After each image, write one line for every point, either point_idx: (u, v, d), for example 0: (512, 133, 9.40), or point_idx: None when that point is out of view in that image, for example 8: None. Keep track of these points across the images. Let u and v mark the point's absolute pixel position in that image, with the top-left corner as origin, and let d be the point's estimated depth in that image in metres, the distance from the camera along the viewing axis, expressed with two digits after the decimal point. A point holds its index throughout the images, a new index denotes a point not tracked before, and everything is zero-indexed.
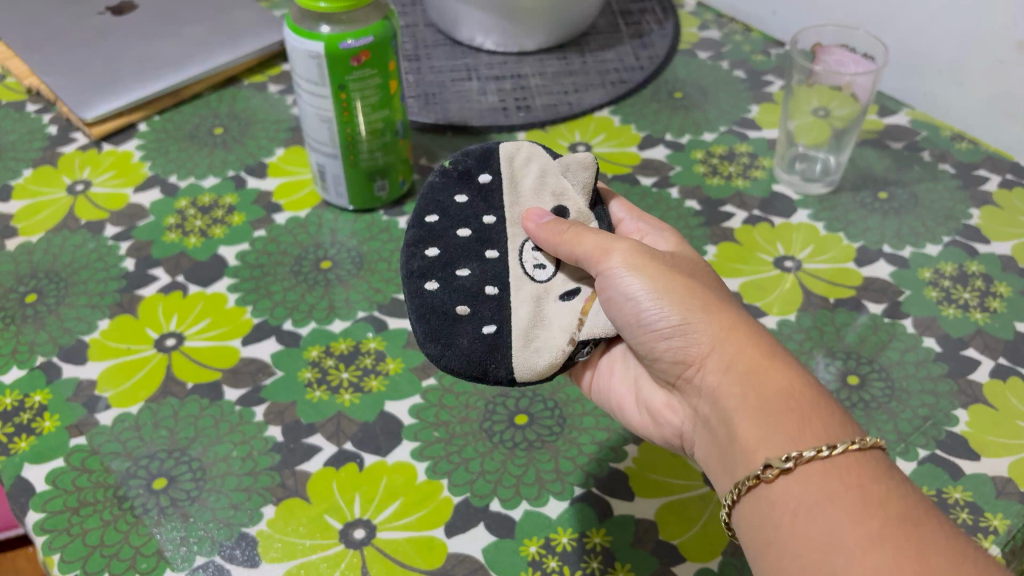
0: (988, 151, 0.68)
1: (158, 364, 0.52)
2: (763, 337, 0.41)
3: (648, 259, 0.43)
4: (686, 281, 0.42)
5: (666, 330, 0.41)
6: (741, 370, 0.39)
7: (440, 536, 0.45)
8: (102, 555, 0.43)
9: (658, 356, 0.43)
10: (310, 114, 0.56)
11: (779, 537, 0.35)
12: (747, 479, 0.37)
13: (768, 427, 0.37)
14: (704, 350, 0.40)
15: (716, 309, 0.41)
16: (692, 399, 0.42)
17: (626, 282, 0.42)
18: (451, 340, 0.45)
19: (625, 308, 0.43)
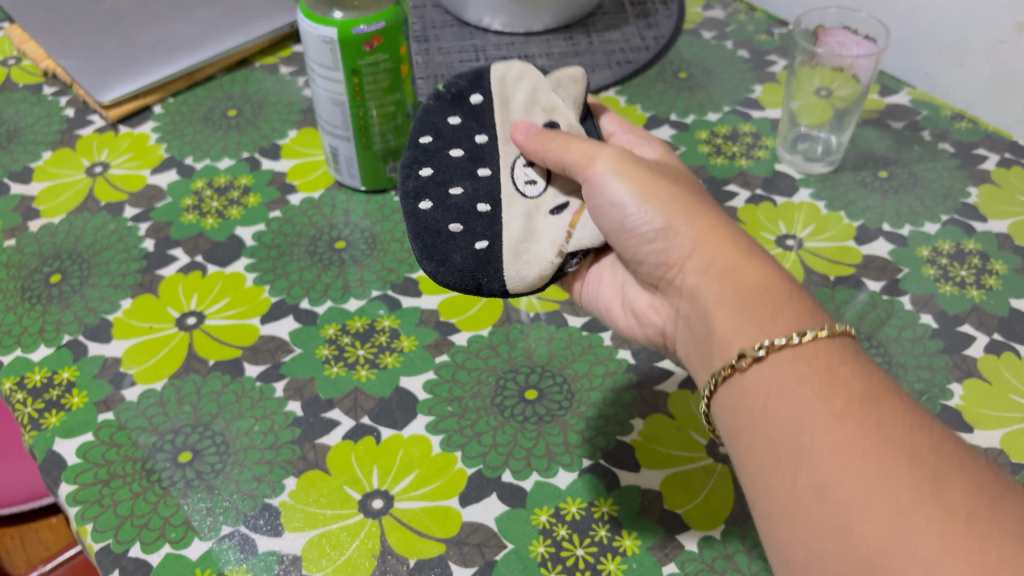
0: (987, 130, 0.69)
1: (180, 342, 0.54)
2: (741, 238, 0.43)
3: (632, 166, 0.46)
4: (669, 186, 0.45)
5: (650, 232, 0.44)
6: (719, 268, 0.41)
7: (455, 506, 0.47)
8: (133, 525, 0.45)
9: (642, 258, 0.45)
10: (323, 99, 0.58)
11: (751, 419, 0.36)
12: (723, 369, 0.38)
13: (743, 319, 0.38)
14: (685, 252, 0.43)
15: (697, 213, 0.44)
16: (673, 298, 0.45)
17: (612, 187, 0.45)
18: (446, 258, 0.47)
19: (612, 213, 0.45)
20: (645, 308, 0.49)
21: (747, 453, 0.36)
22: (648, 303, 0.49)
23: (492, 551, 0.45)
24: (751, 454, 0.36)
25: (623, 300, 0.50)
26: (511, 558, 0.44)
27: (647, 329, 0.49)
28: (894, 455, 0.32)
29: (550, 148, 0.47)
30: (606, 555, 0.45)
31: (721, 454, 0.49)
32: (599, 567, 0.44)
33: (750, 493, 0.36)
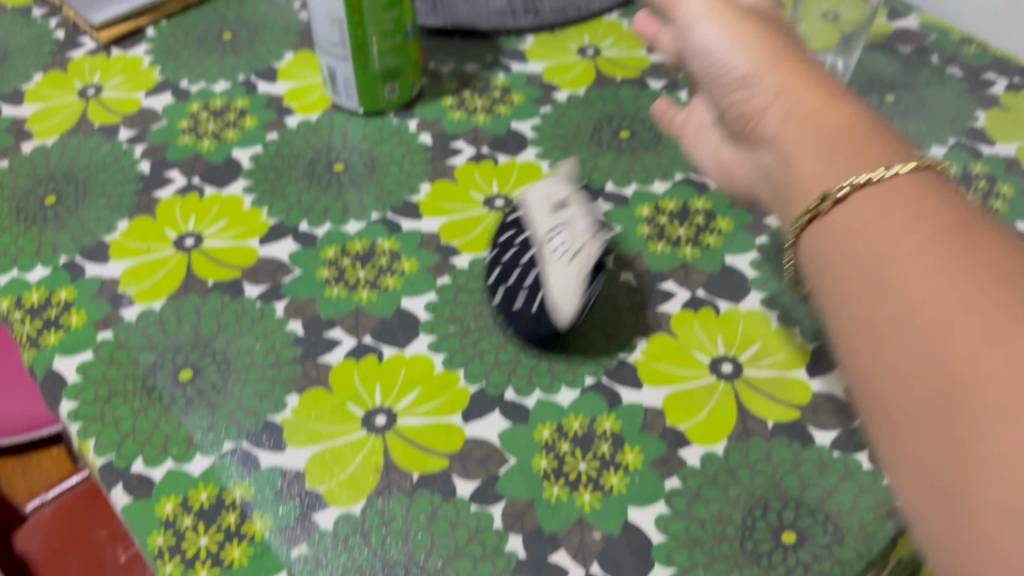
0: (996, 54, 0.68)
1: (179, 263, 0.54)
2: (828, 81, 0.38)
3: (727, 6, 0.42)
4: (765, 32, 0.40)
5: (734, 78, 0.40)
6: (800, 112, 0.37)
7: (458, 423, 0.47)
8: (135, 440, 0.45)
9: (727, 107, 0.42)
10: (321, 16, 0.56)
11: (833, 263, 0.33)
12: (803, 215, 0.35)
13: (823, 160, 0.35)
14: (765, 101, 0.39)
15: (783, 55, 0.39)
16: (755, 150, 0.41)
17: (700, 30, 0.42)
18: (516, 315, 0.50)
19: (701, 57, 0.42)
20: (732, 161, 0.46)
21: (825, 297, 0.34)
22: (733, 155, 0.46)
23: (494, 466, 0.45)
24: (830, 298, 0.33)
25: (716, 152, 0.48)
26: (514, 473, 0.44)
27: (733, 183, 0.47)
28: (983, 285, 0.29)
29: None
30: (608, 469, 0.45)
31: (723, 373, 0.49)
32: (601, 481, 0.44)
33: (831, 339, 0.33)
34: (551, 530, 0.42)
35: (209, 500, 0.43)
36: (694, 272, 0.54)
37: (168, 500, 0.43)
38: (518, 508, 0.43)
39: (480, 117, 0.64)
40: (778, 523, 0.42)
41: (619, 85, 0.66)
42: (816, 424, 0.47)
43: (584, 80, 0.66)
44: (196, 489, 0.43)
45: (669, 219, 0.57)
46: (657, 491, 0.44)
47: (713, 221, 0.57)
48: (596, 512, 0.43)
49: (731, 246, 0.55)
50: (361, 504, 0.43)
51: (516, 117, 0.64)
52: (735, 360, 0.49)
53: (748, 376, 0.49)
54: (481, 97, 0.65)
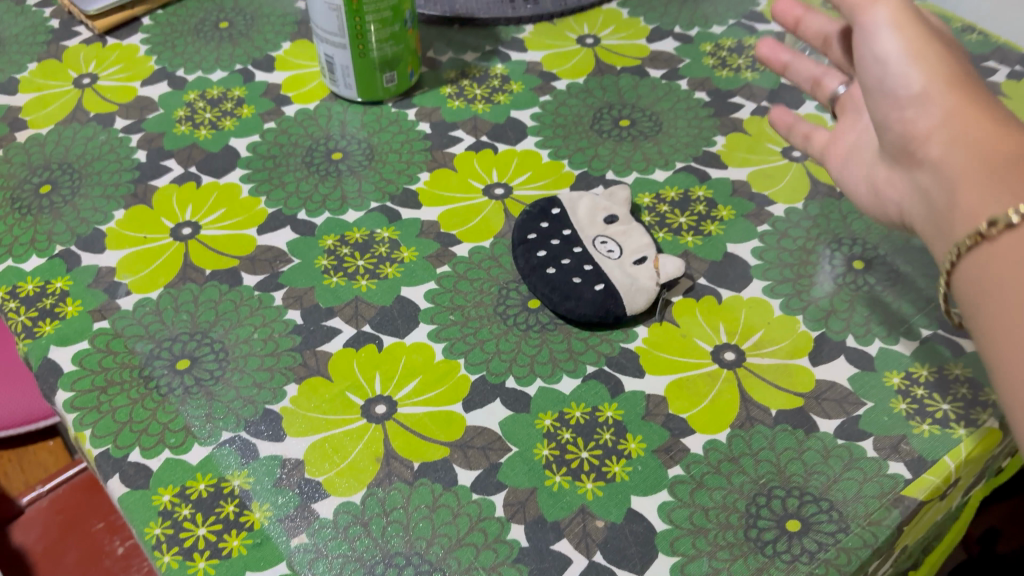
0: (998, 43, 0.67)
1: (176, 252, 0.53)
2: (998, 111, 0.39)
3: (911, 16, 0.41)
4: (945, 53, 0.40)
5: (909, 92, 0.40)
6: (970, 138, 0.38)
7: (459, 411, 0.46)
8: (132, 430, 0.45)
9: (888, 125, 0.42)
10: (319, 4, 0.56)
11: (995, 284, 0.35)
12: (968, 239, 0.36)
13: (994, 188, 0.36)
14: (936, 121, 0.39)
15: (957, 77, 0.39)
16: (913, 172, 0.41)
17: (882, 38, 0.40)
18: (570, 294, 0.49)
19: (875, 62, 0.41)
20: (885, 183, 0.45)
21: (992, 322, 0.35)
22: (888, 176, 0.45)
23: (496, 454, 0.44)
24: (997, 323, 0.34)
25: (868, 173, 0.47)
26: (515, 461, 0.44)
27: (885, 207, 0.46)
28: None
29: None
30: (611, 458, 0.44)
31: (726, 360, 0.48)
32: (604, 469, 0.44)
33: (994, 364, 0.34)
34: (553, 518, 0.42)
35: (208, 490, 0.43)
36: (695, 260, 0.54)
37: (166, 490, 0.43)
38: (521, 497, 0.43)
39: (479, 106, 0.63)
40: (783, 511, 0.42)
41: (618, 74, 0.65)
42: (820, 412, 0.46)
43: (584, 70, 0.66)
44: (195, 479, 0.43)
45: (671, 208, 0.56)
46: (660, 480, 0.43)
47: (714, 209, 0.56)
48: (599, 500, 0.42)
49: (733, 235, 0.55)
50: (361, 494, 0.43)
51: (515, 106, 0.63)
52: (738, 348, 0.49)
53: (751, 364, 0.48)
54: (480, 86, 0.65)
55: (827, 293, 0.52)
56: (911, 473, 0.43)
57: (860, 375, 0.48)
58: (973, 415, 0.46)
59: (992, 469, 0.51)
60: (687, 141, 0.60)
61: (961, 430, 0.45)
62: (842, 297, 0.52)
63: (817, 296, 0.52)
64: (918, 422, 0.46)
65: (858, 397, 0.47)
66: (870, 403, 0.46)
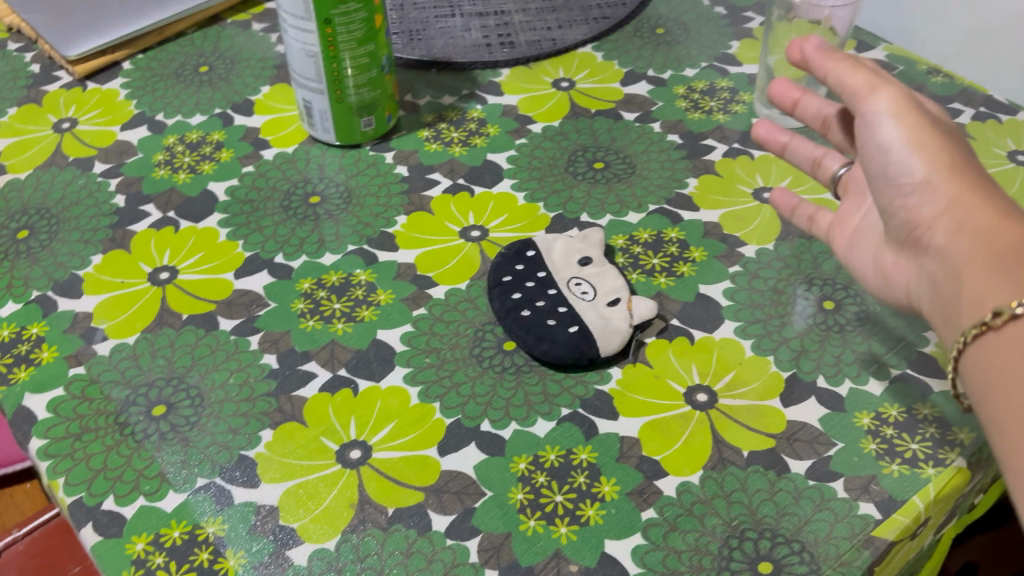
0: (963, 84, 0.69)
1: (153, 296, 0.54)
2: (1004, 200, 0.42)
3: (912, 107, 0.45)
4: (944, 140, 0.44)
5: (908, 182, 0.44)
6: (972, 228, 0.41)
7: (434, 455, 0.46)
8: (106, 478, 0.45)
9: (892, 212, 0.45)
10: (296, 50, 0.57)
11: (1001, 372, 0.37)
12: (974, 326, 0.39)
13: (995, 277, 0.39)
14: (935, 211, 0.42)
15: (961, 170, 0.43)
16: (919, 257, 0.44)
17: (885, 127, 0.44)
18: (545, 336, 0.50)
19: (876, 151, 0.45)
20: (892, 267, 0.48)
21: (998, 408, 0.37)
22: (895, 260, 0.47)
23: (471, 498, 0.45)
24: (1004, 409, 0.37)
25: (875, 257, 0.49)
26: (490, 506, 0.44)
27: (894, 289, 0.48)
28: None
29: (831, 67, 0.47)
30: (585, 501, 0.45)
31: (699, 402, 0.49)
32: (578, 513, 0.44)
33: (998, 445, 0.37)
34: (528, 563, 0.42)
35: (182, 537, 0.43)
36: (669, 301, 0.54)
37: (139, 538, 0.42)
38: (495, 542, 0.43)
39: (456, 149, 0.64)
40: (755, 553, 0.42)
41: (593, 117, 0.67)
42: (791, 453, 0.47)
43: (559, 113, 0.67)
44: (169, 526, 0.43)
45: (644, 249, 0.57)
46: (634, 523, 0.44)
47: (687, 251, 0.57)
48: (573, 544, 0.43)
49: (705, 276, 0.56)
50: (336, 540, 0.43)
51: (492, 149, 0.64)
52: (711, 389, 0.50)
53: (723, 405, 0.49)
54: (457, 129, 0.66)
55: (798, 333, 0.52)
56: (881, 513, 0.44)
57: (830, 416, 0.48)
58: (942, 454, 0.46)
59: (964, 506, 0.51)
60: (661, 183, 0.61)
61: (930, 470, 0.46)
62: (813, 337, 0.52)
63: (788, 336, 0.52)
64: (888, 462, 0.46)
65: (829, 438, 0.47)
66: (840, 443, 0.47)
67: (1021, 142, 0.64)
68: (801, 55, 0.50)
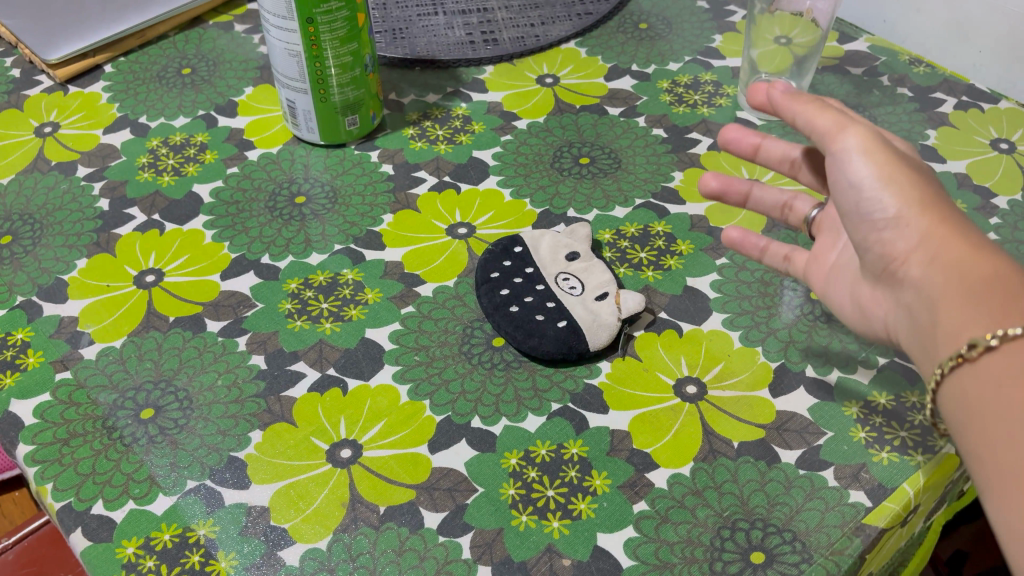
0: (944, 74, 0.70)
1: (140, 299, 0.53)
2: (973, 231, 0.39)
3: (883, 144, 0.41)
4: (914, 174, 0.41)
5: (880, 218, 0.40)
6: (946, 261, 0.38)
7: (425, 453, 0.46)
8: (95, 482, 0.45)
9: (866, 246, 0.42)
10: (279, 50, 0.57)
11: (980, 406, 0.35)
12: (951, 359, 0.37)
13: (973, 311, 0.37)
14: (910, 246, 0.40)
15: (933, 203, 0.40)
16: (895, 292, 0.41)
17: (856, 166, 0.41)
18: (534, 332, 0.50)
19: (847, 190, 0.42)
20: (868, 300, 0.45)
21: (979, 443, 0.35)
22: (871, 293, 0.44)
23: (462, 495, 0.44)
24: (984, 445, 0.35)
25: (852, 289, 0.46)
26: (482, 502, 0.44)
27: (873, 324, 0.45)
28: None
29: (798, 109, 0.43)
30: (577, 495, 0.45)
31: (689, 394, 0.49)
32: (569, 507, 0.44)
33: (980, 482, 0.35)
34: (520, 558, 0.42)
35: (173, 540, 0.42)
36: (657, 295, 0.54)
37: (129, 542, 0.42)
38: (487, 538, 0.43)
39: (441, 146, 0.64)
40: (747, 543, 0.43)
41: (578, 112, 0.67)
42: (781, 443, 0.47)
43: (543, 109, 0.67)
44: (159, 530, 0.43)
45: (631, 243, 0.57)
46: (626, 516, 0.44)
47: (674, 244, 0.57)
48: (566, 539, 0.43)
49: (692, 269, 0.56)
50: (328, 539, 0.43)
51: (477, 146, 0.64)
52: (700, 381, 0.50)
53: (713, 397, 0.49)
54: (442, 127, 0.66)
55: (786, 323, 0.53)
56: (871, 501, 0.44)
57: (820, 406, 0.48)
58: (931, 441, 0.47)
59: (953, 493, 0.51)
60: (646, 178, 0.62)
61: (920, 457, 0.46)
62: (801, 327, 0.52)
63: (776, 327, 0.52)
64: (877, 450, 0.46)
65: (818, 427, 0.47)
66: (830, 433, 0.47)
67: (1004, 130, 0.65)
68: (766, 100, 0.45)
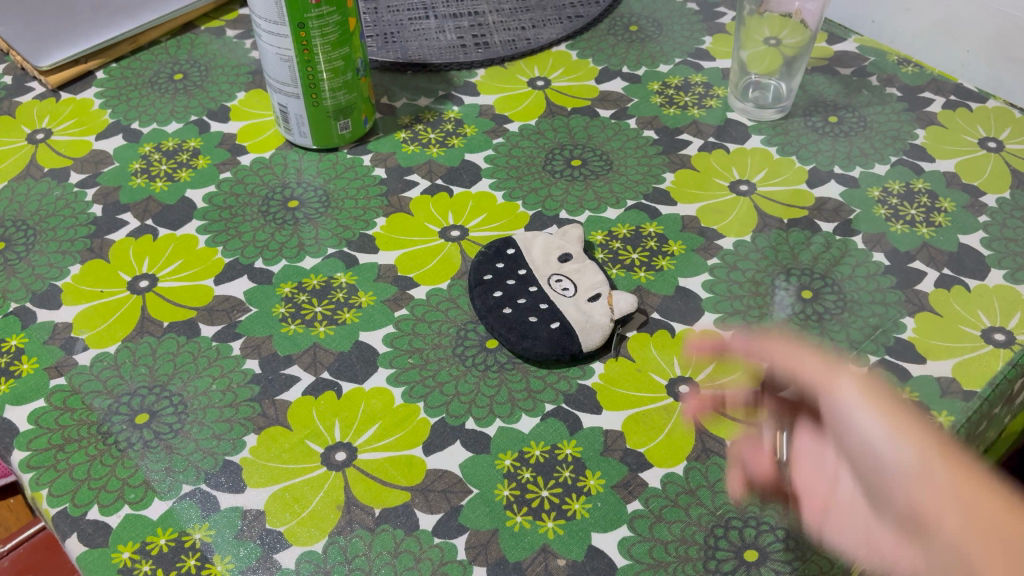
0: (933, 74, 0.70)
1: (133, 305, 0.53)
2: (1005, 488, 0.34)
3: (886, 395, 0.38)
4: (929, 425, 0.37)
5: (894, 476, 0.36)
6: (981, 524, 0.32)
7: (419, 455, 0.46)
8: (90, 488, 0.45)
9: (891, 503, 0.36)
10: (271, 55, 0.57)
11: None
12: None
13: (1013, 557, 0.31)
14: (933, 490, 0.34)
15: (954, 455, 0.35)
16: (922, 549, 0.35)
17: (860, 420, 0.37)
18: (527, 333, 0.50)
19: (858, 448, 0.38)
20: (893, 557, 0.38)
21: None
22: (893, 544, 0.38)
23: (457, 497, 0.45)
24: None
25: (865, 532, 0.40)
26: (477, 503, 0.44)
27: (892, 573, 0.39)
28: None
29: (772, 350, 0.41)
30: (571, 495, 0.45)
31: (681, 394, 0.49)
32: (564, 507, 0.44)
33: None
34: (515, 559, 0.42)
35: (169, 544, 0.42)
36: (649, 295, 0.55)
37: (125, 547, 0.42)
38: (482, 539, 0.43)
39: (433, 150, 0.64)
40: (740, 541, 0.43)
41: (569, 115, 0.67)
42: None
43: (535, 112, 0.67)
44: (155, 534, 0.43)
45: (623, 244, 0.58)
46: (620, 516, 0.44)
47: (665, 245, 0.58)
48: (560, 539, 0.43)
49: (684, 270, 0.56)
50: (323, 542, 0.43)
51: (469, 149, 0.64)
52: (693, 381, 0.50)
53: (706, 396, 0.49)
54: (434, 130, 0.66)
55: (778, 323, 0.53)
56: None
57: None
58: None
59: None
60: (638, 179, 0.62)
61: None
62: (793, 326, 0.53)
63: (768, 326, 0.53)
64: None
65: None
66: None
67: (992, 129, 0.65)
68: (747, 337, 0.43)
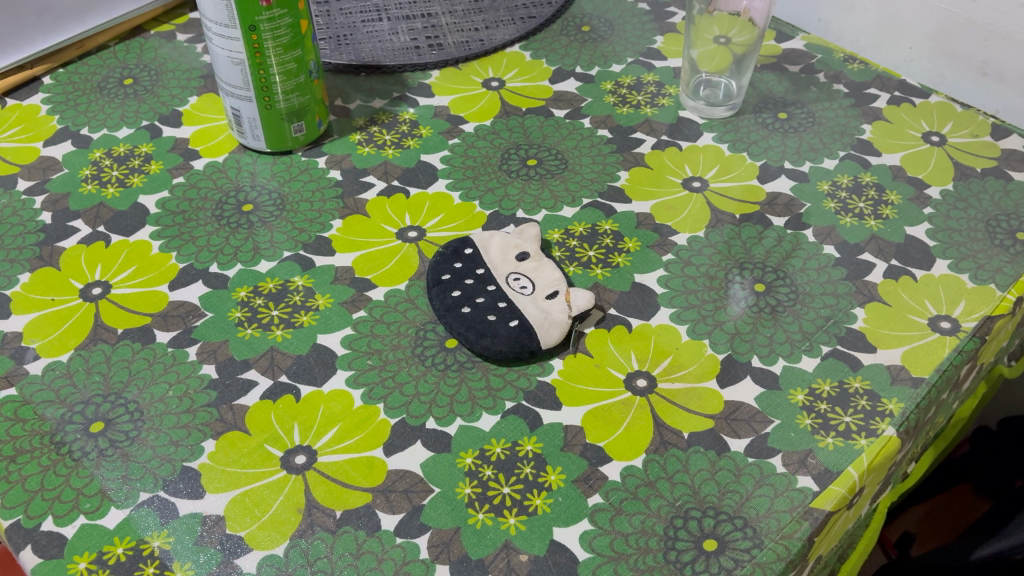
0: (878, 71, 0.72)
1: (86, 313, 0.53)
2: None
3: None
4: None
5: None
6: None
7: (380, 456, 0.46)
8: (44, 499, 0.44)
9: None
10: (221, 58, 0.57)
11: None
12: None
13: None
14: None
15: None
16: None
17: None
18: (486, 332, 0.50)
19: None
20: None
21: None
22: None
23: (419, 496, 0.45)
24: None
25: None
26: (438, 502, 0.44)
27: None
28: None
29: None
30: (532, 491, 0.45)
31: (639, 388, 0.50)
32: (525, 503, 0.44)
33: None
34: (478, 556, 0.42)
35: (127, 553, 0.42)
36: (605, 291, 0.55)
37: (81, 557, 0.42)
38: (445, 537, 0.43)
39: (389, 151, 0.64)
40: (700, 531, 0.43)
41: (524, 115, 0.67)
42: (730, 432, 0.48)
43: (490, 113, 0.68)
44: (112, 543, 0.42)
45: (580, 242, 0.58)
46: (580, 510, 0.44)
47: (621, 242, 0.58)
48: (522, 535, 0.43)
49: (640, 266, 0.57)
50: (285, 545, 0.43)
51: (425, 150, 0.64)
52: (650, 374, 0.51)
53: (663, 390, 0.50)
54: (390, 131, 0.66)
55: (731, 316, 0.54)
56: (819, 485, 0.45)
57: (766, 395, 0.50)
58: (874, 425, 0.48)
59: (896, 475, 0.53)
60: (592, 178, 0.62)
61: (863, 441, 0.47)
62: (746, 319, 0.54)
63: (722, 319, 0.53)
64: (823, 436, 0.48)
65: (766, 415, 0.49)
66: (777, 421, 0.48)
67: (935, 124, 0.67)
68: None
